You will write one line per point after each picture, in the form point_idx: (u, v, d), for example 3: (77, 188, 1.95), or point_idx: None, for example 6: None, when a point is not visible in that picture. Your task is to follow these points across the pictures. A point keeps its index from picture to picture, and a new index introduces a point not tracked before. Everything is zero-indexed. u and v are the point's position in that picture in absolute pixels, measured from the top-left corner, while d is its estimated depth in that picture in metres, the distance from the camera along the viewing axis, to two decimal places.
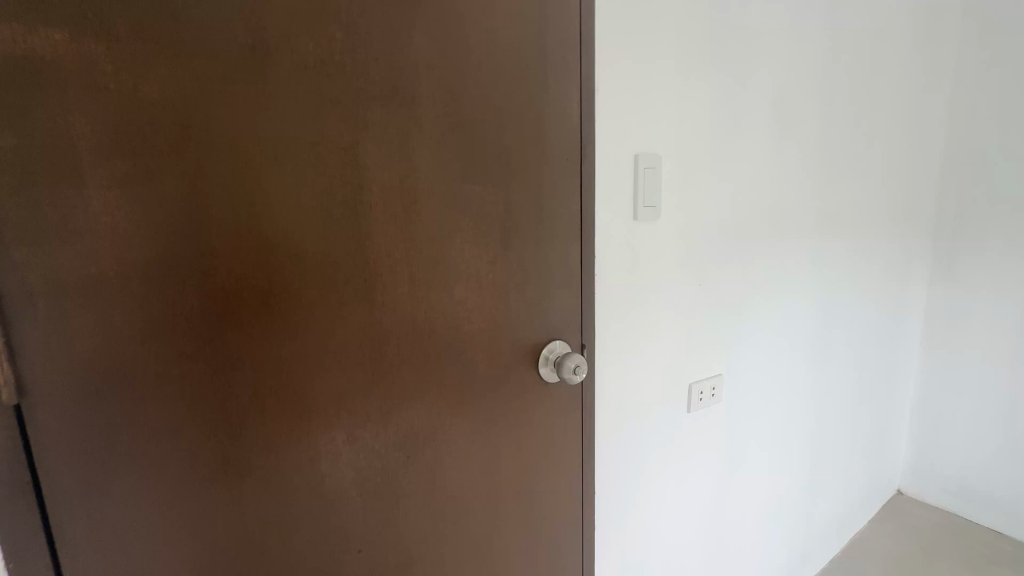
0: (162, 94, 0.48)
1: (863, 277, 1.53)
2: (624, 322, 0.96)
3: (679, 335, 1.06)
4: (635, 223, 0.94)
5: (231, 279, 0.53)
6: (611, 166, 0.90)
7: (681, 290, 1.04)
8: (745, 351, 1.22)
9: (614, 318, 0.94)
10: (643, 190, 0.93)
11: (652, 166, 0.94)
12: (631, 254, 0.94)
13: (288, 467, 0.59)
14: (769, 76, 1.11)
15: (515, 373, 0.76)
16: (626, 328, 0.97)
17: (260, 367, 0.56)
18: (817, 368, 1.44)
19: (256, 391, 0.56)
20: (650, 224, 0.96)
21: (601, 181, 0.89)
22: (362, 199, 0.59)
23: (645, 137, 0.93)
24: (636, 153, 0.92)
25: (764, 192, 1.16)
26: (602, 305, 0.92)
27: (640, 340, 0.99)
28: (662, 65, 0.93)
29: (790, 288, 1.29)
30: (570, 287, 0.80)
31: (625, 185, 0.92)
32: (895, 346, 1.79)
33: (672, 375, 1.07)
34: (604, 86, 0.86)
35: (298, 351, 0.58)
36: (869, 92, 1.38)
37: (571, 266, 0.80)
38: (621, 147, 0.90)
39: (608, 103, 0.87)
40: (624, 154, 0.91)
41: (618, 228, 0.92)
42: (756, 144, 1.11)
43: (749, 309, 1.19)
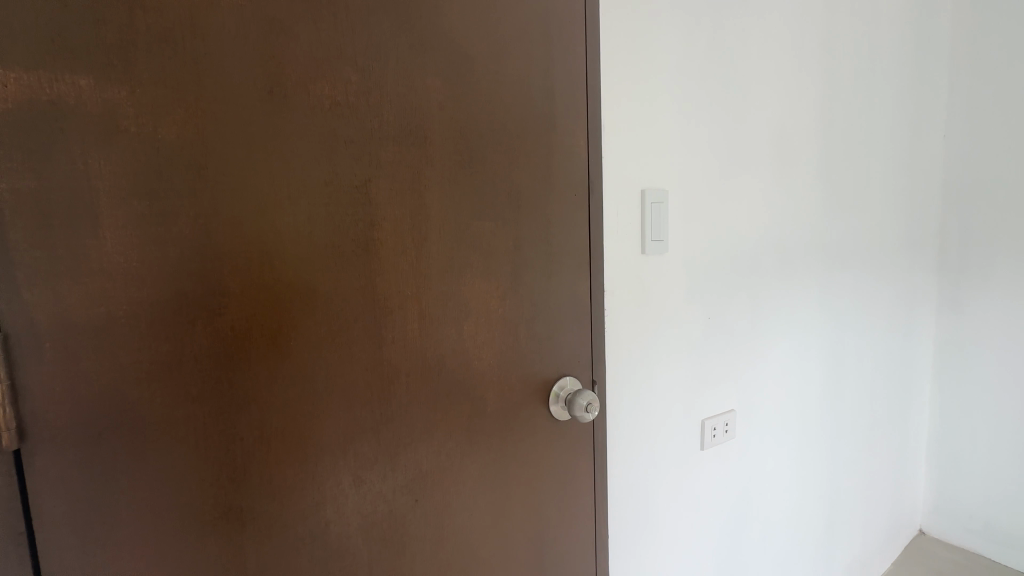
0: (181, 137, 0.48)
1: (872, 308, 1.52)
2: (635, 357, 0.95)
3: (691, 369, 1.05)
4: (643, 257, 0.94)
5: (241, 317, 0.52)
6: (618, 202, 0.90)
7: (690, 323, 1.03)
8: (757, 387, 1.20)
9: (623, 352, 0.93)
10: (650, 224, 0.93)
11: (659, 201, 0.95)
12: (639, 288, 0.94)
13: (295, 513, 0.57)
14: (769, 112, 1.13)
15: (526, 410, 0.74)
16: (637, 363, 0.95)
17: (267, 407, 0.54)
18: (831, 401, 1.41)
19: (262, 432, 0.54)
20: (657, 258, 0.96)
21: (608, 216, 0.89)
22: (372, 236, 0.59)
23: (651, 172, 0.94)
24: (643, 188, 0.93)
25: (769, 225, 1.16)
26: (612, 340, 0.91)
27: (651, 374, 0.98)
28: (664, 106, 0.95)
29: (799, 321, 1.28)
30: (580, 321, 0.80)
31: (632, 219, 0.93)
32: (908, 378, 1.76)
33: (684, 410, 1.05)
34: (609, 124, 0.88)
35: (306, 390, 0.56)
36: (866, 128, 1.41)
37: (580, 300, 0.79)
38: (627, 182, 0.91)
39: (612, 141, 0.89)
40: (631, 188, 0.92)
41: (626, 262, 0.92)
42: (759, 179, 1.13)
43: (758, 343, 1.18)
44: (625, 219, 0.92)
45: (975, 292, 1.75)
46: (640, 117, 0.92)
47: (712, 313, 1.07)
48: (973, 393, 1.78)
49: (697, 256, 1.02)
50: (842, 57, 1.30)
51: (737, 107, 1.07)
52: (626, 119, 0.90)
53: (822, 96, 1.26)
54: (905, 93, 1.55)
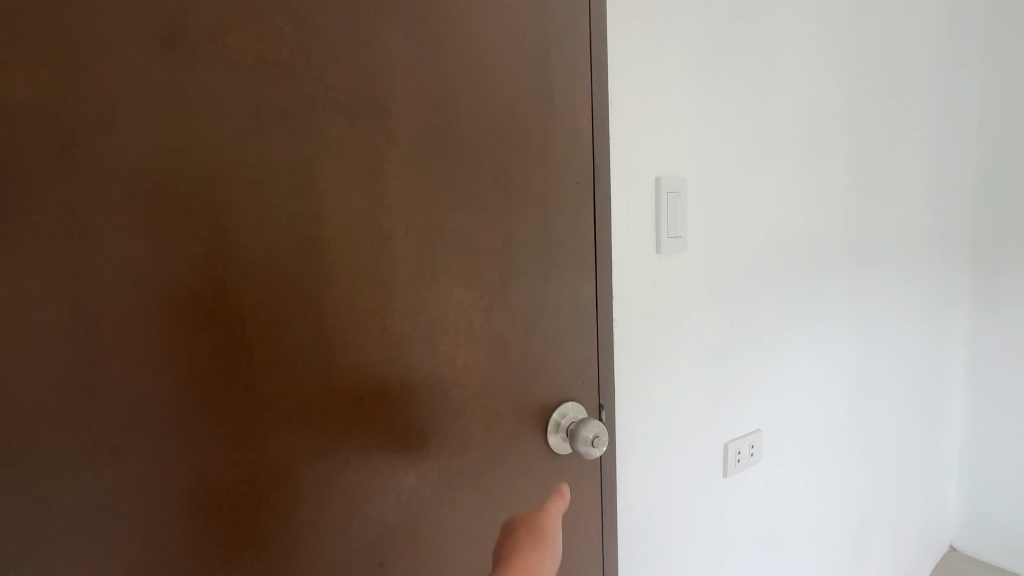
0: (28, 95, 0.34)
1: (902, 310, 1.39)
2: (647, 377, 0.81)
3: (710, 387, 0.91)
4: (658, 257, 0.80)
5: (173, 310, 0.40)
6: (629, 192, 0.77)
7: (709, 334, 0.89)
8: (784, 402, 1.07)
9: (635, 369, 0.80)
10: (667, 217, 0.80)
11: (675, 192, 0.81)
12: (654, 294, 0.81)
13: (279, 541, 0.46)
14: (797, 89, 0.99)
15: (519, 446, 0.61)
16: (650, 383, 0.82)
17: (217, 421, 0.42)
18: (860, 415, 1.28)
19: (214, 453, 0.42)
20: (674, 259, 0.82)
21: (617, 210, 0.76)
22: (319, 235, 0.46)
23: (666, 160, 0.81)
24: (658, 174, 0.80)
25: (797, 219, 1.03)
26: (621, 356, 0.78)
27: (666, 393, 0.84)
28: (680, 80, 0.81)
29: (827, 328, 1.15)
30: (584, 336, 0.66)
31: (646, 212, 0.79)
32: (939, 385, 1.62)
33: (702, 434, 0.91)
34: (616, 102, 0.74)
35: (270, 394, 0.44)
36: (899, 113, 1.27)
37: (586, 311, 0.66)
38: (639, 171, 0.78)
39: (621, 123, 0.75)
40: (642, 178, 0.78)
41: (638, 263, 0.78)
42: (788, 165, 1.00)
43: (784, 355, 1.05)
44: (638, 214, 0.78)
45: (1013, 291, 1.60)
46: (653, 93, 0.78)
47: (734, 320, 0.93)
48: (1007, 400, 1.64)
49: (721, 255, 0.89)
50: (874, 31, 1.16)
51: (761, 82, 0.93)
52: (637, 95, 0.76)
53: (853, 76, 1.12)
54: (938, 76, 1.41)
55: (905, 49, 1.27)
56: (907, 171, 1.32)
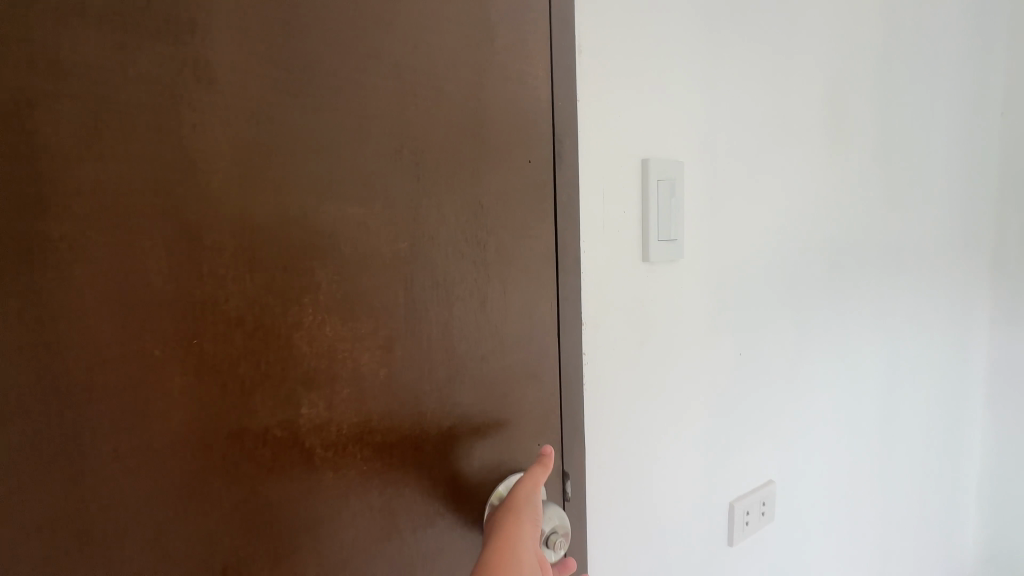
0: None
1: (935, 323, 1.16)
2: (630, 429, 0.58)
3: (714, 435, 0.68)
4: (646, 267, 0.55)
5: (51, 270, 0.27)
6: (606, 170, 0.51)
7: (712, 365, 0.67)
8: (807, 445, 0.84)
9: (611, 420, 0.56)
10: (657, 212, 0.55)
11: (671, 181, 0.56)
12: (639, 317, 0.56)
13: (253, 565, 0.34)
14: (826, 47, 0.76)
15: (434, 544, 0.42)
16: (632, 437, 0.59)
17: (33, 455, 0.27)
18: (889, 451, 1.05)
19: (128, 471, 0.29)
20: (669, 272, 0.58)
21: (587, 197, 0.50)
22: (52, 231, 0.27)
23: (659, 133, 0.55)
24: (647, 154, 0.54)
25: (821, 220, 0.81)
26: (591, 405, 0.54)
27: (653, 448, 0.61)
28: (678, 20, 0.56)
29: (853, 349, 0.92)
30: (541, 380, 0.46)
31: (630, 203, 0.53)
32: (987, 414, 1.36)
33: (702, 496, 0.68)
34: (584, 42, 0.49)
35: (208, 375, 0.31)
36: (940, 94, 1.06)
37: (542, 344, 0.46)
38: (620, 147, 0.52)
39: (591, 75, 0.50)
40: (625, 159, 0.53)
41: (617, 274, 0.53)
42: (812, 152, 0.77)
43: (804, 388, 0.82)
44: (619, 210, 0.53)
45: None
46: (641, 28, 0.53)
47: (744, 345, 0.71)
48: None
49: (729, 265, 0.66)
50: None
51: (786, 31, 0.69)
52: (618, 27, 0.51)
53: (890, 46, 0.91)
54: (991, 49, 1.18)
55: (950, 16, 1.05)
56: (945, 163, 1.11)
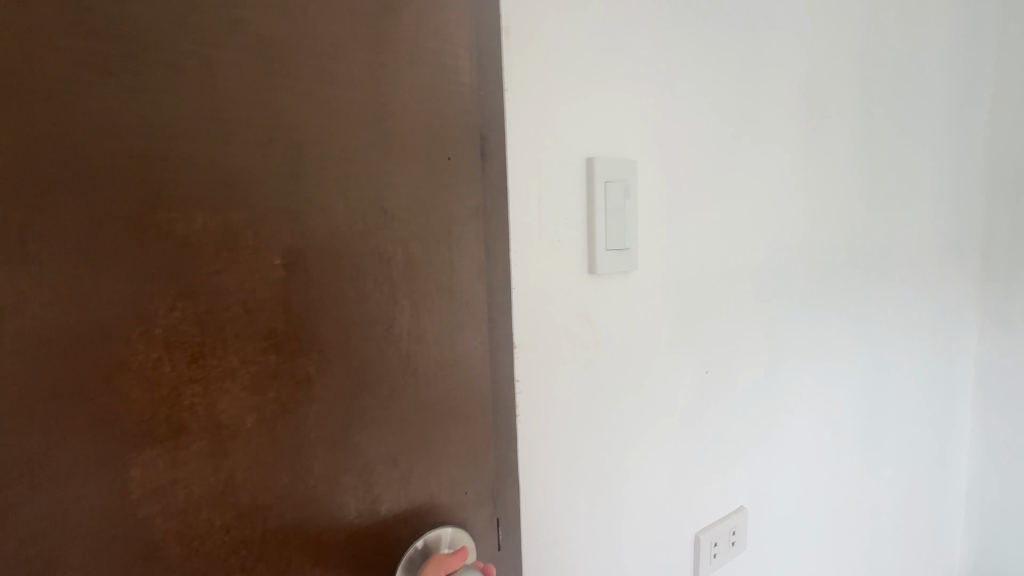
0: None
1: (920, 334, 1.11)
2: (576, 460, 0.52)
3: (676, 460, 0.62)
4: (592, 280, 0.49)
5: None
6: (542, 172, 0.45)
7: (676, 386, 0.61)
8: (782, 467, 0.78)
9: (555, 452, 0.50)
10: (603, 220, 0.49)
11: (621, 183, 0.50)
12: (586, 335, 0.50)
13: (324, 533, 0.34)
14: (801, 39, 0.71)
15: None
16: (580, 469, 0.52)
17: None
18: (871, 469, 0.99)
19: None
20: (618, 284, 0.52)
21: (519, 202, 0.44)
22: None
23: (604, 128, 0.49)
24: (591, 153, 0.48)
25: (796, 226, 0.75)
26: (528, 434, 0.48)
27: (607, 480, 0.55)
28: (625, 2, 0.50)
29: (831, 362, 0.87)
30: (464, 414, 0.40)
31: (571, 209, 0.47)
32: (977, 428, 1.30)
33: (661, 530, 0.62)
34: (509, 24, 0.43)
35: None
36: (926, 92, 1.01)
37: (465, 371, 0.40)
38: (559, 145, 0.46)
39: (519, 63, 0.44)
40: (564, 158, 0.47)
41: (557, 288, 0.47)
42: (785, 151, 0.71)
43: (777, 406, 0.76)
44: (559, 216, 0.47)
45: None
46: (587, 10, 0.47)
47: (712, 362, 0.65)
48: None
49: (692, 276, 0.60)
50: None
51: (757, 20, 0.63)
52: (557, 9, 0.45)
53: (870, 39, 0.85)
54: (980, 45, 1.13)
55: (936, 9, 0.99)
56: (931, 164, 1.06)
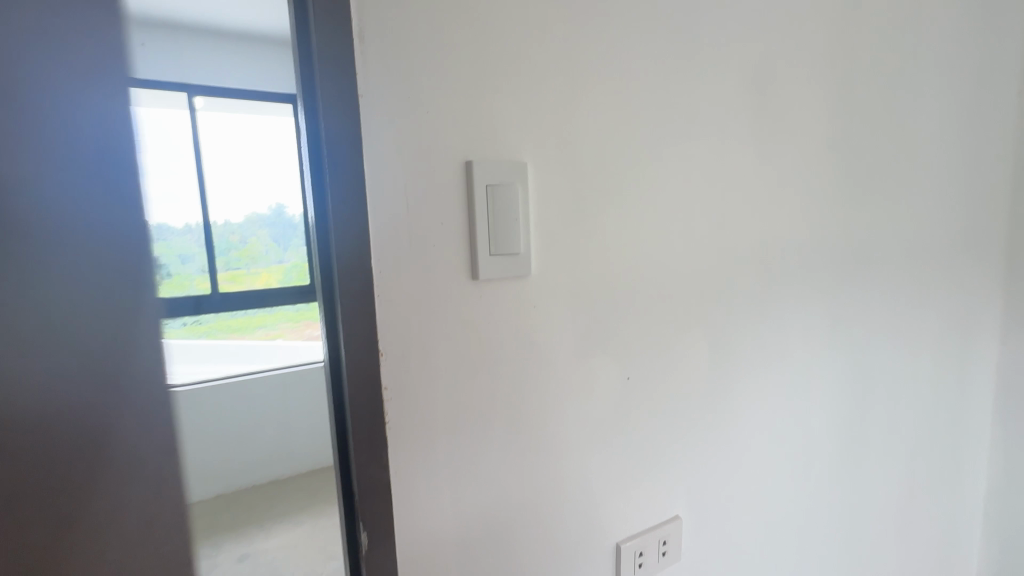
0: None
1: (921, 341, 1.01)
2: (471, 468, 0.51)
3: (592, 470, 0.60)
4: (475, 285, 0.48)
5: None
6: (412, 176, 0.44)
7: (590, 393, 0.58)
8: (726, 476, 0.75)
9: (438, 464, 0.49)
10: (484, 222, 0.47)
11: (505, 186, 0.48)
12: (472, 343, 0.49)
13: (408, 456, 0.47)
14: (744, 29, 0.66)
15: None
16: (472, 479, 0.51)
17: None
18: (846, 481, 0.93)
19: None
20: (510, 289, 0.50)
21: (384, 206, 0.43)
22: None
23: (486, 129, 0.47)
24: (469, 156, 0.47)
25: (741, 222, 0.70)
26: (409, 444, 0.47)
27: (506, 490, 0.54)
28: (510, 5, 0.48)
29: (795, 368, 0.81)
30: (403, 404, 0.46)
31: (447, 212, 0.46)
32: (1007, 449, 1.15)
33: (570, 541, 0.59)
34: (365, 25, 0.41)
35: None
36: (927, 71, 0.91)
37: (412, 368, 0.46)
38: (429, 145, 0.45)
39: (381, 61, 0.42)
40: (436, 160, 0.45)
41: (434, 293, 0.46)
42: (725, 147, 0.67)
43: (720, 414, 0.73)
44: (432, 220, 0.45)
45: None
46: (462, 10, 0.45)
47: (635, 370, 0.62)
48: None
49: (604, 281, 0.58)
50: None
51: (681, 13, 0.60)
52: (423, 8, 0.43)
53: (845, 16, 0.78)
54: (1009, 14, 0.99)
55: None
56: (938, 152, 0.95)
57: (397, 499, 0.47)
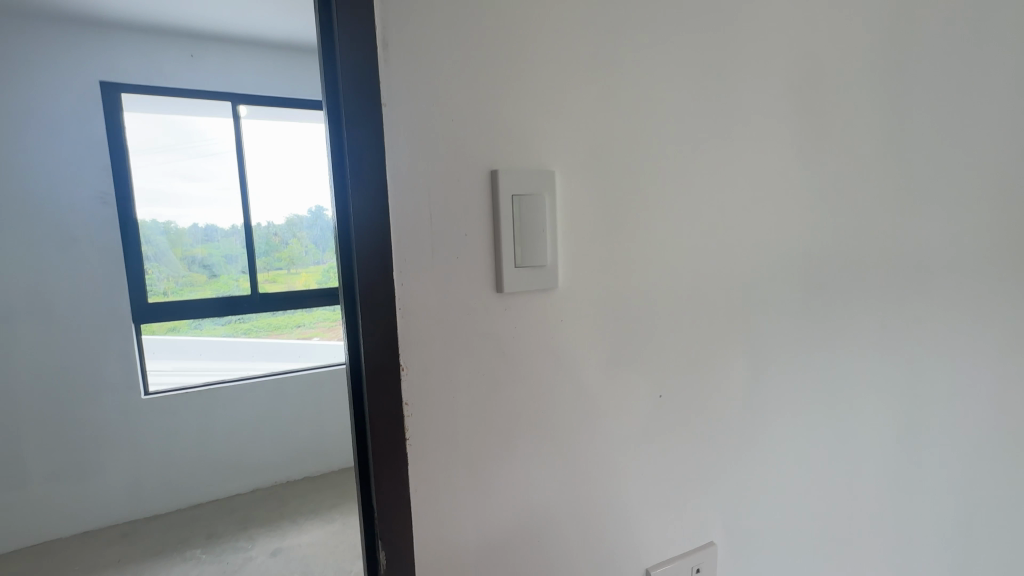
0: None
1: (1003, 363, 0.91)
2: (494, 489, 0.49)
3: (618, 492, 0.58)
4: (500, 300, 0.46)
5: None
6: (435, 189, 0.43)
7: (620, 412, 0.56)
8: (764, 502, 0.71)
9: (460, 484, 0.47)
10: (510, 235, 0.46)
11: (531, 198, 0.46)
12: (498, 359, 0.47)
13: (429, 475, 0.45)
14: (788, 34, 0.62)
15: None
16: (495, 500, 0.49)
17: None
18: (903, 513, 0.86)
19: None
20: (536, 305, 0.48)
21: (407, 220, 0.42)
22: None
23: (512, 141, 0.46)
24: (495, 167, 0.45)
25: (782, 233, 0.66)
26: (431, 463, 0.45)
27: (531, 511, 0.52)
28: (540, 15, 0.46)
29: (844, 388, 0.76)
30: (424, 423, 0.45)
31: (471, 226, 0.44)
32: None
33: (598, 566, 0.57)
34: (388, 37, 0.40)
35: None
36: (1003, 67, 0.82)
37: (435, 385, 0.45)
38: (451, 158, 0.43)
39: (405, 73, 0.41)
40: (461, 173, 0.44)
41: (458, 308, 0.45)
42: (767, 157, 0.63)
43: (759, 436, 0.68)
44: (455, 232, 0.44)
45: None
46: (487, 18, 0.44)
47: (669, 390, 0.59)
48: None
49: (636, 296, 0.55)
50: None
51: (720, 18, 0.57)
52: (448, 17, 0.42)
53: (901, 13, 0.72)
54: None
55: None
56: (1021, 153, 0.86)
57: (419, 519, 0.46)
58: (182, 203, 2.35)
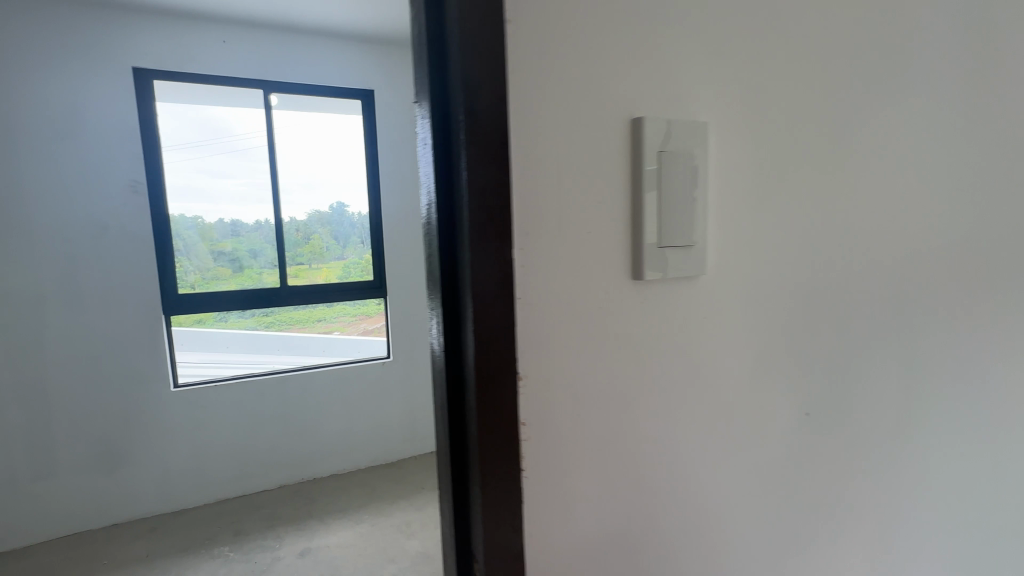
0: None
1: None
2: (616, 528, 0.39)
3: (754, 518, 0.48)
4: (636, 289, 0.36)
5: None
6: (564, 141, 0.33)
7: (756, 430, 0.46)
8: (894, 528, 0.61)
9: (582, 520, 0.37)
10: (652, 203, 0.36)
11: (683, 155, 0.37)
12: (629, 363, 0.38)
13: (547, 509, 0.36)
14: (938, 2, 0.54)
15: None
16: (621, 540, 0.39)
17: None
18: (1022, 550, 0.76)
19: None
20: (675, 294, 0.38)
21: (532, 179, 0.32)
22: None
23: (654, 86, 0.36)
24: (635, 116, 0.35)
25: (924, 212, 0.57)
26: (549, 494, 0.36)
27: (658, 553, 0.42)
28: None
29: (976, 408, 0.66)
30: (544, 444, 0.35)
31: (604, 191, 0.35)
32: None
33: None
34: None
35: None
36: None
37: (557, 395, 0.35)
38: (586, 101, 0.33)
39: None
40: (595, 121, 0.34)
41: (587, 296, 0.35)
42: (911, 141, 0.55)
43: (892, 449, 0.59)
44: (589, 197, 0.34)
45: None
46: None
47: (809, 405, 0.50)
48: None
49: (779, 282, 0.45)
50: None
51: None
52: None
53: None
54: None
55: None
56: None
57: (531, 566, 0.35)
58: (212, 197, 2.30)
